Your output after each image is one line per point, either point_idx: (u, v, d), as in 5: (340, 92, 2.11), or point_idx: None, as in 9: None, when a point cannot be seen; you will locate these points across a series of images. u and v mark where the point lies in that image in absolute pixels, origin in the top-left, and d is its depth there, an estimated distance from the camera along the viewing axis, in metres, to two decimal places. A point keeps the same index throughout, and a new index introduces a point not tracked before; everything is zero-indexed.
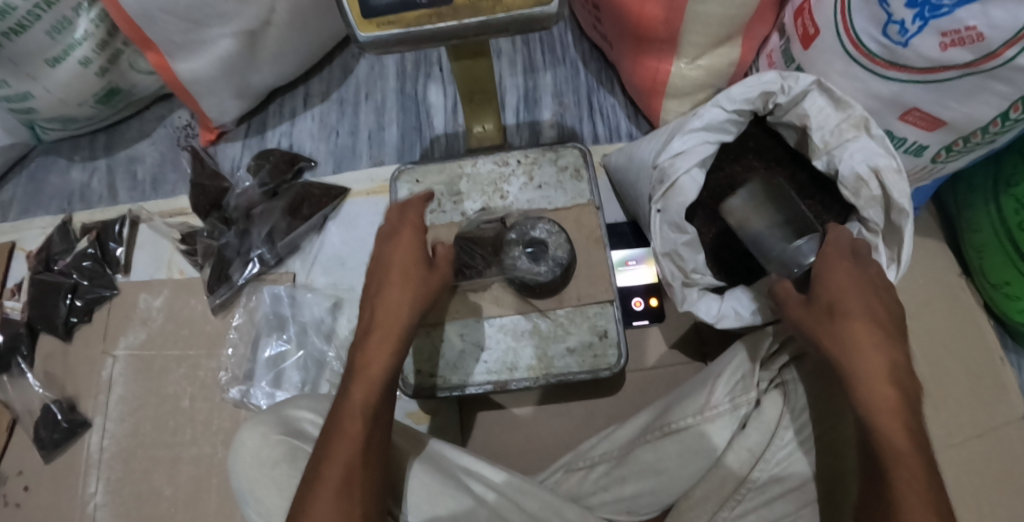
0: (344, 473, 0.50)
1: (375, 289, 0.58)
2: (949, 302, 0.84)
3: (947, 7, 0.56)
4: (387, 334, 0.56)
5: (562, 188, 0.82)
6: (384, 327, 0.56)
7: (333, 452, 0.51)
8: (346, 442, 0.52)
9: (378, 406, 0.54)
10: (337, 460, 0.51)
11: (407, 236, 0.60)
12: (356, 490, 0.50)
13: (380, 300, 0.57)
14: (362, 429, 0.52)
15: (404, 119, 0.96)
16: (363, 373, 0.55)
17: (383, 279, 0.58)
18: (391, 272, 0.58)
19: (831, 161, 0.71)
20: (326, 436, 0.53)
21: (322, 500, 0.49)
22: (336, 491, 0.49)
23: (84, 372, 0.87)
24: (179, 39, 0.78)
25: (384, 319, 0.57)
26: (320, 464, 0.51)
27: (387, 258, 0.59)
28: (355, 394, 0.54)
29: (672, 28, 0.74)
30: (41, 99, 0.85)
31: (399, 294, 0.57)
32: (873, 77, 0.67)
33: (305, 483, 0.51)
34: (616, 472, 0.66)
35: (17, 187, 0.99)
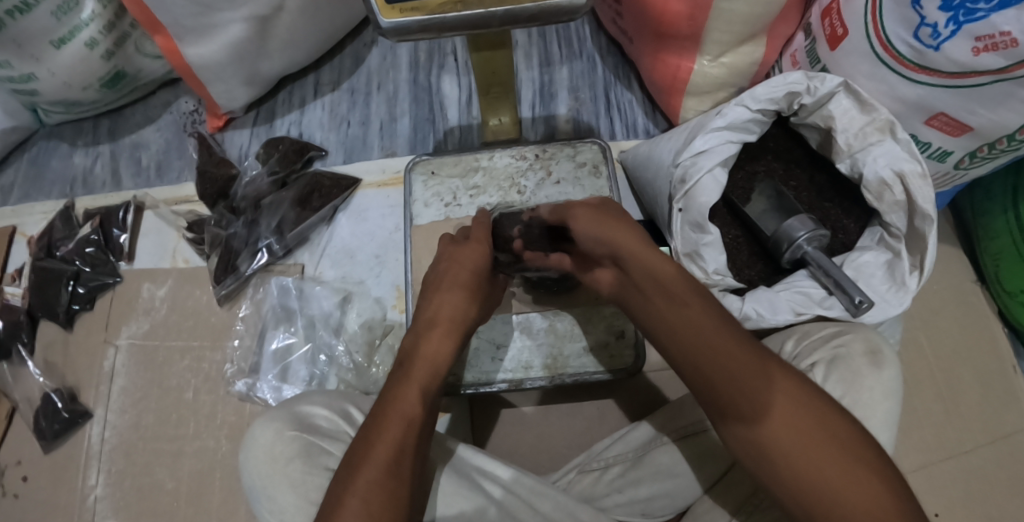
0: (393, 455, 0.49)
1: (436, 288, 0.61)
2: (963, 310, 0.83)
3: (982, 11, 0.55)
4: (446, 334, 0.58)
5: (580, 185, 0.80)
6: (444, 325, 0.58)
7: (382, 436, 0.50)
8: (396, 426, 0.51)
9: (429, 400, 0.54)
10: (387, 438, 0.50)
11: (476, 250, 0.65)
12: (405, 474, 0.49)
13: (439, 302, 0.60)
14: (413, 419, 0.52)
15: (416, 110, 0.94)
16: (418, 361, 0.55)
17: (447, 282, 0.61)
18: (457, 278, 0.61)
19: (854, 164, 0.70)
20: (372, 422, 0.51)
21: (367, 480, 0.47)
22: (384, 473, 0.48)
23: (85, 361, 0.85)
24: (188, 22, 0.76)
25: (443, 319, 0.58)
26: (367, 446, 0.50)
27: (454, 264, 0.63)
28: (409, 385, 0.54)
29: (697, 24, 0.73)
30: (45, 81, 0.82)
31: (462, 298, 0.60)
32: (900, 80, 0.66)
33: (347, 464, 0.49)
34: (630, 474, 0.64)
35: (18, 171, 0.96)
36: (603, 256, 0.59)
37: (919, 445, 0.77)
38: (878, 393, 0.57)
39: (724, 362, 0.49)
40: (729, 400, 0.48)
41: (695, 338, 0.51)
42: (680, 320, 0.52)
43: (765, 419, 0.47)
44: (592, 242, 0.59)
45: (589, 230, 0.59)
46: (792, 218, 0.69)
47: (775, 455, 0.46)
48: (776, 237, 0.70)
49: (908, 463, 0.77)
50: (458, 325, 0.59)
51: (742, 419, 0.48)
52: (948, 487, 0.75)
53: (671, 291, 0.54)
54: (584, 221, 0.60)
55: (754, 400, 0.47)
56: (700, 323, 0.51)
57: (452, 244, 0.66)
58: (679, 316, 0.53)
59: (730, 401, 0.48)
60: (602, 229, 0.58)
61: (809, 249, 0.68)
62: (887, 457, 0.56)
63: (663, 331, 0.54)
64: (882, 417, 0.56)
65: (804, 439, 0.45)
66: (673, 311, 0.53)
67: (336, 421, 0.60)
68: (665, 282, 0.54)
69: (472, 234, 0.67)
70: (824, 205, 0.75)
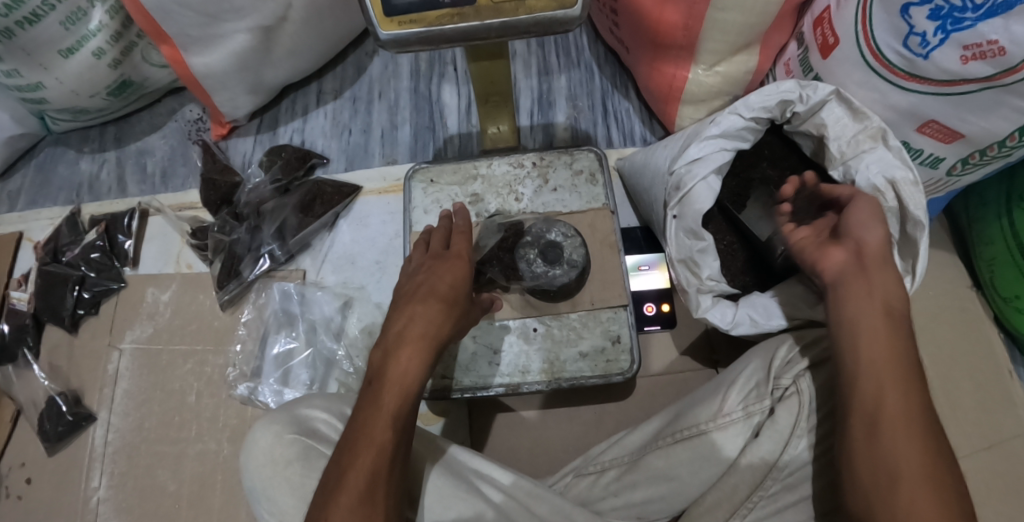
0: (369, 479, 0.50)
1: (408, 303, 0.61)
2: (958, 315, 0.84)
3: (970, 20, 0.56)
4: (415, 350, 0.57)
5: (577, 192, 0.82)
6: (415, 341, 0.58)
7: (356, 462, 0.51)
8: (370, 452, 0.51)
9: (403, 423, 0.54)
10: (362, 465, 0.51)
11: (457, 265, 0.64)
12: (379, 500, 0.50)
13: (407, 319, 0.59)
14: (388, 441, 0.52)
15: (417, 118, 0.96)
16: (388, 385, 0.55)
17: (421, 294, 0.61)
18: (433, 290, 0.61)
19: (847, 172, 0.71)
20: (348, 448, 0.52)
21: (342, 509, 0.49)
22: (358, 501, 0.49)
23: (89, 365, 0.86)
24: (194, 32, 0.78)
25: (412, 335, 0.58)
26: (341, 473, 0.51)
27: (431, 278, 0.63)
28: (380, 411, 0.54)
29: (691, 34, 0.74)
30: (53, 89, 0.84)
31: (437, 312, 0.60)
32: (892, 89, 0.67)
33: (324, 490, 0.51)
34: (626, 478, 0.65)
35: (25, 178, 0.98)
36: (852, 243, 0.64)
37: None
38: None
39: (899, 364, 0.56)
40: (877, 392, 0.55)
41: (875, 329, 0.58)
42: (871, 310, 0.59)
43: (897, 423, 0.53)
44: (860, 231, 0.64)
45: (868, 224, 0.64)
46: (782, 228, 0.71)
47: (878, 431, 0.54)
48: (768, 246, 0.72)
49: None
50: (425, 339, 0.58)
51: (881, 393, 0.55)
52: None
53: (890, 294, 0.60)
54: (851, 217, 0.65)
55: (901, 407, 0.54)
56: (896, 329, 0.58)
57: (432, 256, 0.66)
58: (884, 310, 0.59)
59: (873, 387, 0.55)
60: (869, 230, 0.64)
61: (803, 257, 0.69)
62: None
63: (849, 303, 0.60)
64: None
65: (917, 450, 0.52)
66: (885, 300, 0.60)
67: (336, 426, 0.61)
68: (888, 281, 0.61)
69: (454, 248, 0.66)
70: None
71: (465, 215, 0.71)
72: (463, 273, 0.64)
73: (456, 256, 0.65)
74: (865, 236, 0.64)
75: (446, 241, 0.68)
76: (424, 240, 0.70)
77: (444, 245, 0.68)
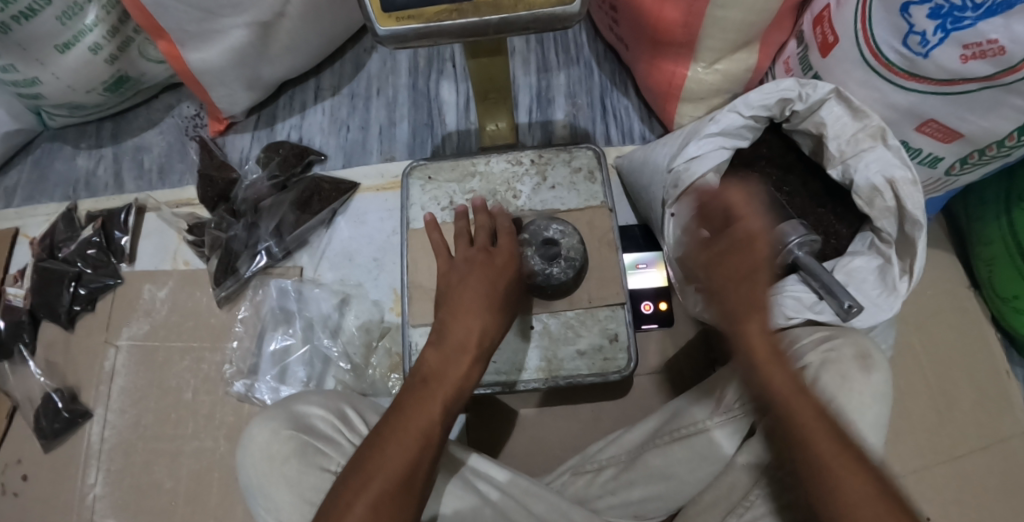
0: (408, 471, 0.50)
1: (465, 303, 0.60)
2: (956, 315, 0.84)
3: (970, 19, 0.56)
4: (473, 361, 0.58)
5: (575, 190, 0.81)
6: (473, 351, 0.58)
7: (397, 448, 0.51)
8: (416, 443, 0.52)
9: (448, 423, 0.55)
10: (405, 452, 0.51)
11: (508, 274, 0.64)
12: (414, 489, 0.50)
13: (468, 322, 0.59)
14: (434, 441, 0.53)
15: (415, 115, 0.95)
16: (440, 381, 0.56)
17: (482, 299, 0.60)
18: (492, 298, 0.61)
19: (846, 170, 0.71)
20: (388, 439, 0.52)
21: (378, 492, 0.49)
22: (397, 487, 0.49)
23: (86, 362, 0.86)
24: (191, 27, 0.77)
25: (472, 344, 0.58)
26: (380, 454, 0.51)
27: (489, 283, 0.62)
28: (431, 403, 0.54)
29: (691, 32, 0.74)
30: (49, 85, 0.84)
31: (492, 322, 0.60)
32: (891, 87, 0.67)
33: (355, 469, 0.50)
34: (623, 476, 0.65)
35: (21, 173, 0.98)
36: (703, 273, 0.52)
37: (916, 449, 0.78)
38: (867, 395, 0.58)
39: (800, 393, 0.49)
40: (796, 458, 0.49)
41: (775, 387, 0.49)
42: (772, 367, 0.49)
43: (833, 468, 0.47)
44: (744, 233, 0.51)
45: (751, 243, 0.51)
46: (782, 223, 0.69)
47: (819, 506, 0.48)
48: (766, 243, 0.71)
49: (902, 466, 0.77)
50: (483, 351, 0.59)
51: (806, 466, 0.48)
52: (941, 491, 0.76)
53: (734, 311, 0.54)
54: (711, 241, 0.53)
55: (830, 449, 0.48)
56: (802, 392, 0.49)
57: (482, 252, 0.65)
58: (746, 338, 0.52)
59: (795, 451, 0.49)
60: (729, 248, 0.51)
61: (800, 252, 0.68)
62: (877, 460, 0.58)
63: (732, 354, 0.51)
64: (873, 419, 0.58)
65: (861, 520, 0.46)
66: (780, 370, 0.49)
67: (333, 421, 0.61)
68: (762, 338, 0.49)
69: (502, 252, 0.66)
70: (817, 210, 0.76)
71: (511, 224, 0.70)
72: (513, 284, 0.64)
73: (508, 265, 0.65)
74: (732, 277, 0.49)
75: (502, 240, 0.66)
76: (460, 233, 0.68)
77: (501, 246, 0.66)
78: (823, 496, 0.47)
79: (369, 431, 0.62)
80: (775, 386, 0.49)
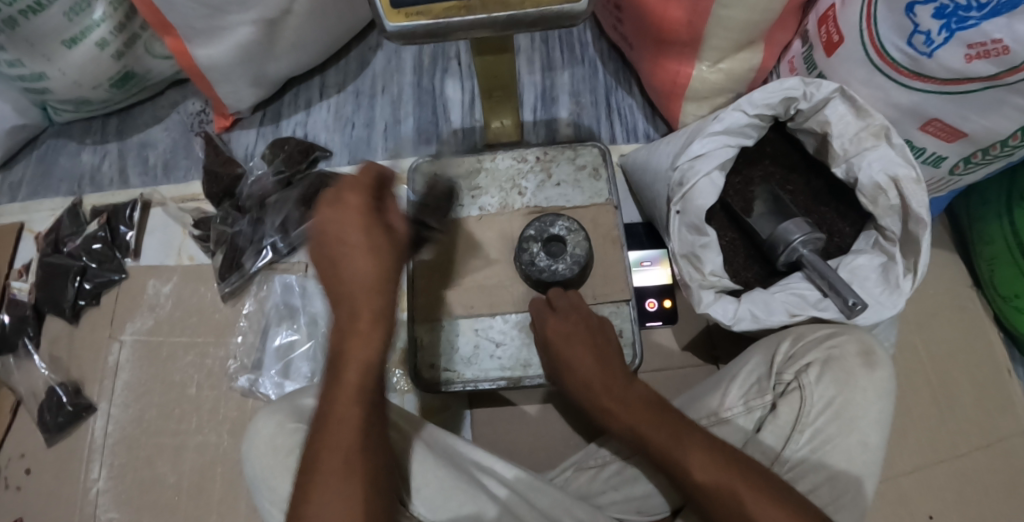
0: (345, 459, 0.47)
1: (341, 270, 0.49)
2: (958, 314, 0.84)
3: (974, 19, 0.56)
4: (375, 324, 0.49)
5: (580, 187, 0.81)
6: (367, 314, 0.49)
7: (330, 442, 0.47)
8: (339, 431, 0.48)
9: (369, 397, 0.49)
10: (335, 447, 0.47)
11: (372, 226, 0.49)
12: (358, 475, 0.46)
13: (353, 291, 0.49)
14: (359, 422, 0.48)
15: (420, 113, 0.96)
16: (347, 361, 0.49)
17: (349, 258, 0.48)
18: (368, 256, 0.48)
19: (849, 169, 0.71)
20: (315, 443, 0.48)
21: (324, 492, 0.45)
22: (340, 478, 0.46)
23: (89, 356, 0.86)
24: (198, 24, 0.78)
25: (362, 309, 0.49)
26: (316, 458, 0.47)
27: (349, 243, 0.48)
28: (341, 389, 0.49)
29: (696, 31, 0.74)
30: (56, 80, 0.84)
31: (371, 275, 0.48)
32: (895, 87, 0.67)
33: (304, 474, 0.47)
34: (627, 471, 0.66)
35: (27, 168, 0.98)
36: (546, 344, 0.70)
37: (919, 448, 0.78)
38: (870, 392, 0.59)
39: (679, 429, 0.56)
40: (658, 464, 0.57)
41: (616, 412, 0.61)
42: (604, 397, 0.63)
43: (730, 487, 0.52)
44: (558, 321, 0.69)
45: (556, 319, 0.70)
46: (787, 223, 0.70)
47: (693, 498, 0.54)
48: (770, 241, 0.71)
49: (904, 464, 0.77)
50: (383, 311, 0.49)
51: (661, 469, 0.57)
52: (942, 490, 0.76)
53: (602, 379, 0.64)
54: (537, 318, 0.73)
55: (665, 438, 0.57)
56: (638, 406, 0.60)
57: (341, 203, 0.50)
58: (608, 401, 0.62)
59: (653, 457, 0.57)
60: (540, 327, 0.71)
61: (805, 250, 0.69)
62: (879, 457, 0.59)
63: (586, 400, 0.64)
64: (875, 416, 0.59)
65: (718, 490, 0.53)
66: (607, 399, 0.62)
67: None
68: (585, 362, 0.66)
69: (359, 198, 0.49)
70: (819, 210, 0.77)
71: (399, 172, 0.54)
72: (381, 227, 0.49)
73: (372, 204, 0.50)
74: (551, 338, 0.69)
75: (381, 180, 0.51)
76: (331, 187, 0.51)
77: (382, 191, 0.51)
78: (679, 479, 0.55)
79: None
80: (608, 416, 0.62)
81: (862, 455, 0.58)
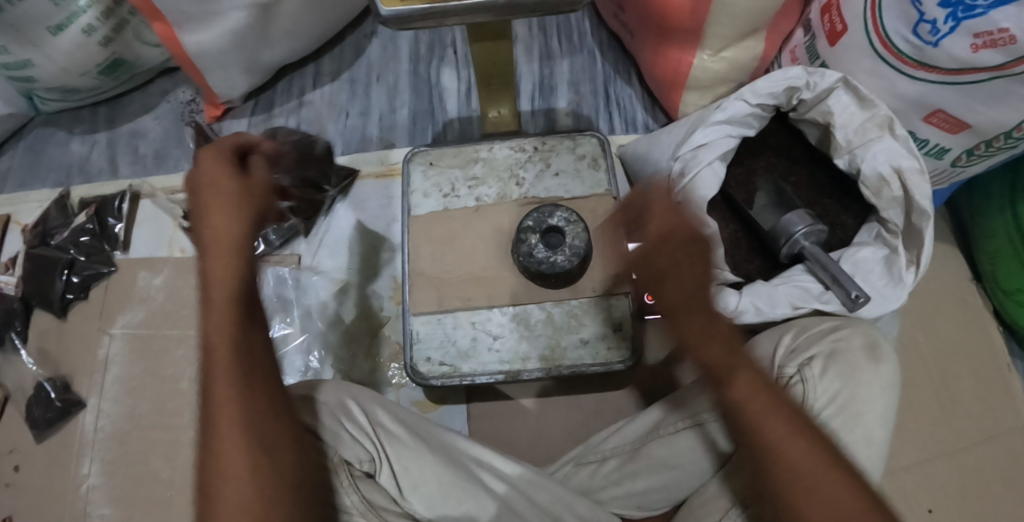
0: (240, 430, 0.47)
1: (201, 232, 0.50)
2: (958, 307, 0.84)
3: (981, 8, 0.55)
4: (228, 266, 0.50)
5: (579, 177, 0.80)
6: (220, 254, 0.49)
7: (220, 424, 0.47)
8: (229, 407, 0.47)
9: (244, 356, 0.49)
10: (224, 421, 0.47)
11: (216, 175, 0.51)
12: (255, 440, 0.47)
13: (213, 249, 0.50)
14: (234, 384, 0.48)
15: (416, 102, 0.94)
16: (212, 328, 0.49)
17: (207, 217, 0.50)
18: (215, 201, 0.50)
19: (853, 160, 0.70)
20: (206, 414, 0.48)
21: (230, 469, 0.46)
22: (241, 449, 0.47)
23: (79, 350, 0.85)
24: (188, 10, 0.76)
25: (217, 254, 0.50)
26: (215, 443, 0.47)
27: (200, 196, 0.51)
28: (219, 364, 0.48)
29: (698, 19, 0.73)
30: (42, 68, 0.82)
31: (225, 217, 0.50)
32: (900, 77, 0.66)
33: (205, 471, 0.47)
34: (626, 467, 0.64)
35: (14, 158, 0.96)
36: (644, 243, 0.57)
37: (918, 442, 0.77)
38: (875, 387, 0.58)
39: (762, 400, 0.52)
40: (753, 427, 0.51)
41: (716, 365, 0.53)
42: (716, 347, 0.53)
43: (822, 486, 0.48)
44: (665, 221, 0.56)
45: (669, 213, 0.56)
46: (788, 214, 0.69)
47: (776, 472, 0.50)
48: (772, 232, 0.70)
49: (903, 459, 0.77)
50: (236, 249, 0.50)
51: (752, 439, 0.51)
52: (941, 484, 0.76)
53: (716, 327, 0.54)
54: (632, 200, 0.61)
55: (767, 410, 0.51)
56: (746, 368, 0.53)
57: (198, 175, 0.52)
58: (715, 349, 0.53)
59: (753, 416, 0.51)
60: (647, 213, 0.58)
61: (807, 243, 0.68)
62: (883, 453, 0.57)
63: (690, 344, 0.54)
64: (880, 411, 0.57)
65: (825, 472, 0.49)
66: (716, 351, 0.53)
67: (336, 411, 0.60)
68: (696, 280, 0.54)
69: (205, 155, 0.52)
70: (822, 201, 0.76)
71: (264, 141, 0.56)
72: (224, 173, 0.51)
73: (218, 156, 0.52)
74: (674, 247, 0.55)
75: (236, 149, 0.53)
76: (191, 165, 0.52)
77: (242, 160, 0.55)
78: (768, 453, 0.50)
79: (371, 419, 0.59)
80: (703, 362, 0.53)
81: (865, 451, 0.57)
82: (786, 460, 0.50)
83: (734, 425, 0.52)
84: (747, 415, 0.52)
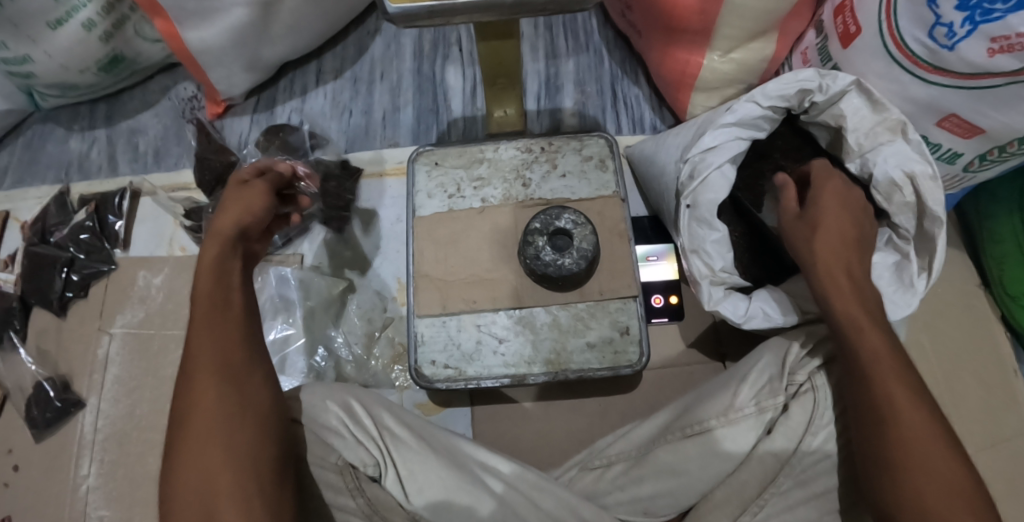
0: (218, 380, 0.52)
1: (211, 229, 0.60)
2: (967, 313, 0.83)
3: (999, 12, 0.54)
4: (223, 249, 0.59)
5: (586, 179, 0.79)
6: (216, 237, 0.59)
7: (199, 379, 0.52)
8: (208, 362, 0.53)
9: (229, 326, 0.56)
10: (204, 373, 0.53)
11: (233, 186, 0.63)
12: (227, 394, 0.52)
13: (213, 239, 0.59)
14: (217, 346, 0.54)
15: (420, 100, 0.93)
16: (202, 297, 0.56)
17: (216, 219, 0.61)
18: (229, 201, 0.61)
19: (864, 164, 0.69)
20: (188, 370, 0.54)
21: (201, 411, 0.51)
22: (215, 397, 0.52)
23: (78, 349, 0.84)
24: (190, 5, 0.75)
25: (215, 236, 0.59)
26: (192, 394, 0.52)
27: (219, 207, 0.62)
28: (202, 327, 0.55)
29: (708, 19, 0.72)
30: (41, 63, 0.81)
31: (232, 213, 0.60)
32: (912, 80, 0.65)
33: (179, 419, 0.52)
34: (633, 472, 0.64)
35: (13, 155, 0.95)
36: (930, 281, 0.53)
37: None
38: None
39: (900, 390, 0.52)
40: (892, 406, 0.52)
41: (872, 348, 0.55)
42: (872, 333, 0.56)
43: (947, 475, 0.49)
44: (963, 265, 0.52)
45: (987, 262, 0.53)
46: None
47: (896, 451, 0.51)
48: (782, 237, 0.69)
49: None
50: (227, 233, 0.59)
51: (885, 419, 0.52)
52: None
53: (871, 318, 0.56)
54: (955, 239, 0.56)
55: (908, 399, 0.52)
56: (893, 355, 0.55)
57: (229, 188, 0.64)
58: (870, 329, 0.56)
59: (887, 394, 0.53)
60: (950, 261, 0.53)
61: None
62: None
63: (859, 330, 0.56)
64: None
65: (945, 463, 0.50)
66: (870, 337, 0.55)
67: (339, 415, 0.60)
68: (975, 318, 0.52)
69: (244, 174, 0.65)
70: None
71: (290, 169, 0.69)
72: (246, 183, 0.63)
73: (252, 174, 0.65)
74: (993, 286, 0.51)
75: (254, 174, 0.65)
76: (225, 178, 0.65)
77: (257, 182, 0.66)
78: (890, 431, 0.51)
79: (373, 424, 0.59)
80: (859, 342, 0.55)
81: None
82: (909, 444, 0.51)
83: (856, 377, 0.54)
84: (889, 395, 0.52)
